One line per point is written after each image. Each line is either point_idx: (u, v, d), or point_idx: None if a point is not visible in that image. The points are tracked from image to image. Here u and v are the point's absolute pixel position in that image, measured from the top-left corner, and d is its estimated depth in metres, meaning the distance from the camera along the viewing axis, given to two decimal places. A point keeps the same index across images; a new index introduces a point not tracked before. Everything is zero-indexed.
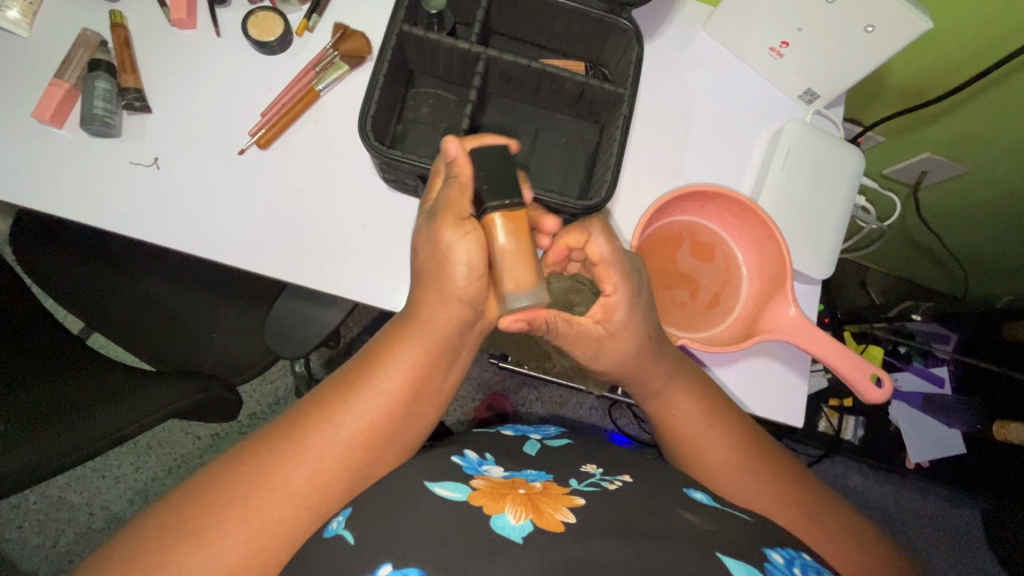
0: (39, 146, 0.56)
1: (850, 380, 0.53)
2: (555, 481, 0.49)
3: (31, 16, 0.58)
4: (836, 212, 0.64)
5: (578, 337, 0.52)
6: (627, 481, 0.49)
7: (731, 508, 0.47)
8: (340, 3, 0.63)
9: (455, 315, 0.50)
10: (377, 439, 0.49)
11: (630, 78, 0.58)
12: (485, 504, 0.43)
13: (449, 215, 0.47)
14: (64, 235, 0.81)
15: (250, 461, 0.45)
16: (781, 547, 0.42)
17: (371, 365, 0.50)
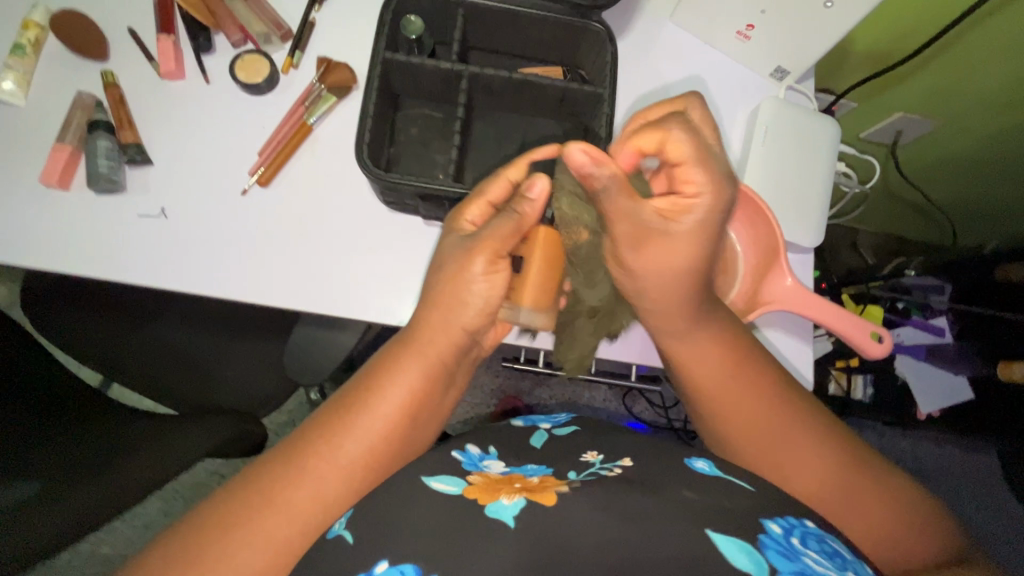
0: (49, 210, 0.58)
1: (851, 338, 0.56)
2: (554, 475, 0.46)
3: (25, 85, 0.60)
4: (820, 181, 0.66)
5: (645, 232, 0.47)
6: (627, 467, 0.46)
7: (732, 477, 0.45)
8: (321, 38, 0.65)
9: (455, 332, 0.54)
10: (377, 461, 0.49)
11: (607, 76, 0.61)
12: (479, 497, 0.43)
13: (489, 245, 0.52)
14: (78, 293, 0.83)
15: (255, 485, 0.47)
16: (781, 517, 0.40)
17: (368, 390, 0.51)
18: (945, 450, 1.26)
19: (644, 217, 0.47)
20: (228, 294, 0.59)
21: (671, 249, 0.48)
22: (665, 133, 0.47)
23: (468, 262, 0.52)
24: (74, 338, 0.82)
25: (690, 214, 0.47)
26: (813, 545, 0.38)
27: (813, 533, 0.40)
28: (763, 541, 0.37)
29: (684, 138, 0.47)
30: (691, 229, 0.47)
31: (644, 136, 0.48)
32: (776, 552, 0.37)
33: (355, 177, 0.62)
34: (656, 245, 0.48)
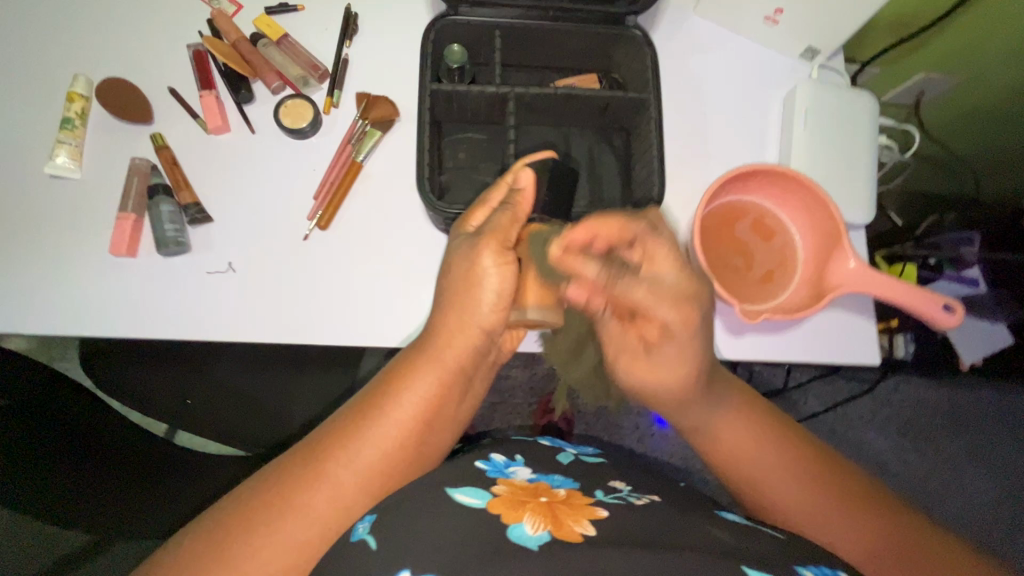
0: (120, 278, 0.59)
1: (918, 313, 0.57)
2: (580, 490, 0.51)
3: (78, 157, 0.60)
4: (865, 158, 0.67)
5: (624, 356, 0.52)
6: (655, 499, 0.51)
7: (762, 527, 0.48)
8: (357, 73, 0.65)
9: (473, 334, 0.55)
10: (396, 467, 0.51)
11: (649, 81, 0.61)
12: (503, 512, 0.46)
13: (495, 239, 0.53)
14: (128, 346, 0.81)
15: (276, 493, 0.46)
16: (815, 566, 0.43)
17: (387, 396, 0.52)
18: (999, 398, 1.24)
19: (623, 333, 0.52)
20: (305, 339, 0.60)
21: (660, 371, 0.51)
22: (631, 291, 0.48)
23: (477, 256, 0.53)
24: (132, 393, 0.80)
25: (667, 342, 0.49)
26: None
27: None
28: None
29: (644, 291, 0.48)
30: (672, 360, 0.50)
31: (585, 262, 0.50)
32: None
33: (410, 210, 0.63)
34: (643, 366, 0.52)
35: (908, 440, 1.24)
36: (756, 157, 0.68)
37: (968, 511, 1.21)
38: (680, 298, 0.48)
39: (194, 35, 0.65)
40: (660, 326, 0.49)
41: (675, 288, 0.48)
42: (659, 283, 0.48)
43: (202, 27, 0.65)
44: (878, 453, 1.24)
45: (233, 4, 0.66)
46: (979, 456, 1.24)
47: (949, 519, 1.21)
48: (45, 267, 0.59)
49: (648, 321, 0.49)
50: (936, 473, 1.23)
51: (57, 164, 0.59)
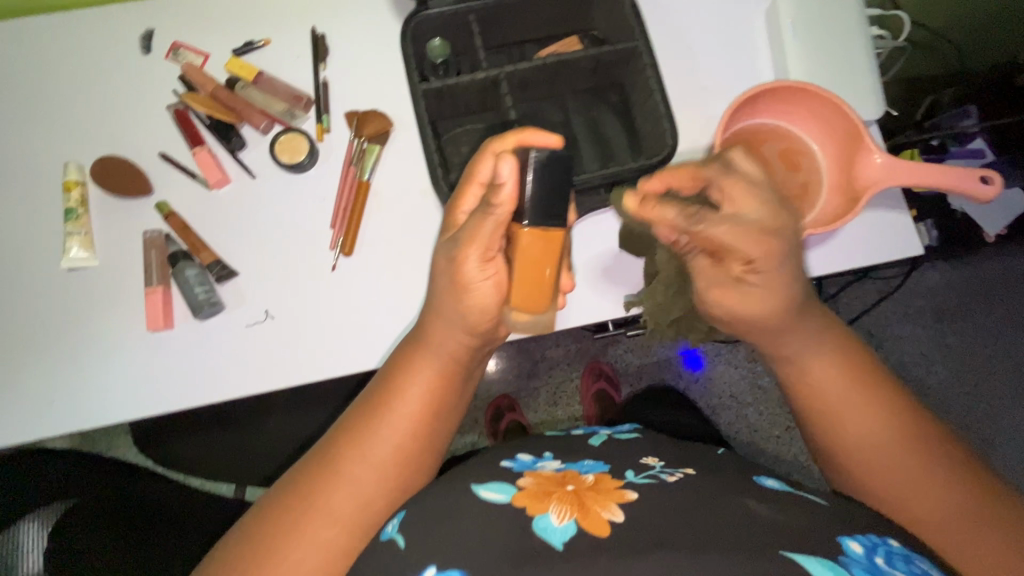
0: (163, 352, 0.59)
1: (958, 191, 0.55)
2: (610, 473, 0.49)
3: (90, 245, 0.60)
4: (862, 50, 0.65)
5: (715, 288, 0.47)
6: (689, 472, 0.49)
7: (804, 493, 0.47)
8: (341, 93, 0.64)
9: (457, 340, 0.53)
10: (409, 461, 0.51)
11: (634, 27, 0.60)
12: (529, 505, 0.44)
13: (476, 245, 0.48)
14: (176, 418, 0.81)
15: (298, 497, 0.48)
16: (862, 535, 0.42)
17: (392, 390, 0.52)
18: None
19: (716, 271, 0.46)
20: (361, 366, 0.60)
21: (762, 302, 0.46)
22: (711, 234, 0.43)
23: (461, 262, 0.49)
24: (196, 462, 0.80)
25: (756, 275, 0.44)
26: (900, 565, 0.40)
27: (899, 552, 0.41)
28: (849, 563, 0.38)
29: (726, 230, 0.42)
30: (780, 283, 0.45)
31: (665, 207, 0.45)
32: (861, 570, 0.38)
33: (428, 214, 0.62)
34: (732, 298, 0.46)
35: (946, 323, 1.24)
36: (754, 78, 0.67)
37: (1019, 376, 1.23)
38: (765, 231, 0.43)
39: (169, 95, 0.64)
40: (746, 264, 0.44)
41: (758, 223, 0.43)
42: (746, 219, 0.43)
43: (175, 85, 0.64)
44: (920, 343, 1.24)
45: (199, 54, 0.65)
46: (1020, 321, 1.24)
47: (1000, 388, 1.23)
48: (90, 359, 0.58)
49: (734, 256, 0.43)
50: (980, 348, 1.24)
51: (72, 257, 0.59)
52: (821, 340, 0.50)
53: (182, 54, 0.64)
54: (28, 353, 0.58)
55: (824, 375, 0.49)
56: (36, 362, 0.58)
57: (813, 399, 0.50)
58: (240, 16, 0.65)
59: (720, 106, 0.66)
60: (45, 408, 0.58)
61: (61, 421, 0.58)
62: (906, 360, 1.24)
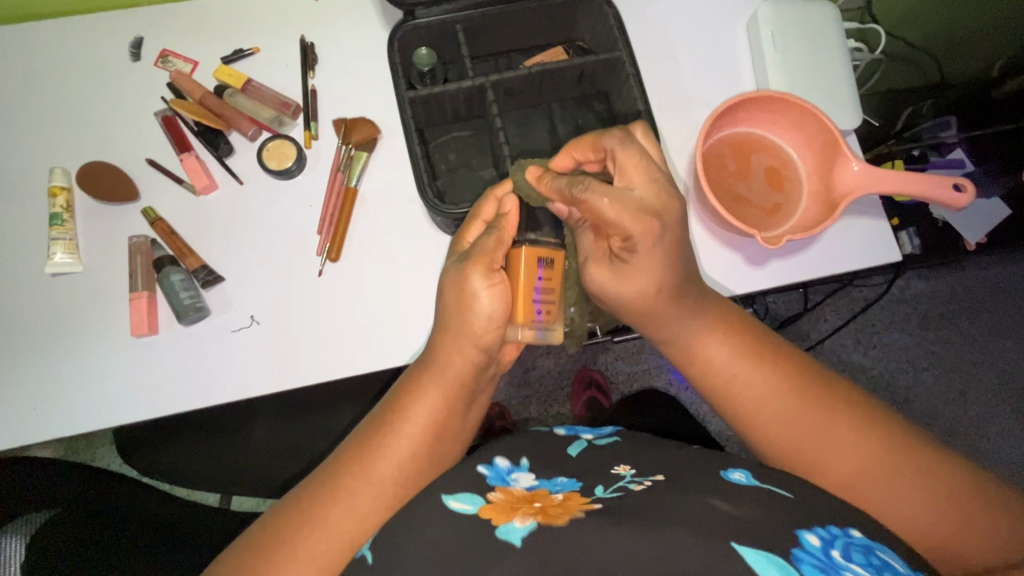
0: (145, 358, 0.59)
1: (931, 198, 0.57)
2: (580, 490, 0.49)
3: (75, 250, 0.60)
4: (839, 62, 0.67)
5: (593, 260, 0.53)
6: (659, 479, 0.49)
7: (771, 487, 0.47)
8: (329, 101, 0.65)
9: (456, 367, 0.53)
10: (410, 485, 0.51)
11: (618, 38, 0.62)
12: (495, 518, 0.45)
13: (482, 263, 0.52)
14: (160, 426, 0.80)
15: (296, 513, 0.48)
16: (822, 528, 0.42)
17: (397, 414, 0.52)
18: (1009, 269, 1.26)
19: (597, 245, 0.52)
20: (348, 372, 0.60)
21: (640, 276, 0.50)
22: (593, 201, 0.45)
23: (466, 278, 0.52)
24: (181, 472, 0.79)
25: (633, 252, 0.48)
26: (857, 558, 0.39)
27: (858, 543, 0.41)
28: (798, 556, 0.38)
29: (609, 201, 0.45)
30: (653, 263, 0.49)
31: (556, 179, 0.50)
32: (812, 565, 0.38)
33: (415, 222, 0.63)
34: (606, 271, 0.52)
35: (931, 331, 1.26)
36: (735, 88, 0.68)
37: (1003, 382, 1.25)
38: (643, 211, 0.46)
39: (157, 102, 0.64)
40: (623, 239, 0.47)
41: (641, 201, 0.47)
42: (629, 193, 0.47)
43: (163, 92, 0.64)
44: (906, 350, 1.26)
45: (188, 61, 0.65)
46: (1002, 330, 1.26)
47: (984, 396, 1.25)
48: (73, 364, 0.58)
49: (613, 233, 0.47)
50: (964, 356, 1.26)
51: (57, 262, 0.58)
52: (703, 315, 0.54)
53: (171, 62, 0.65)
54: (9, 359, 0.58)
55: (725, 358, 0.53)
56: (19, 368, 0.58)
57: (718, 377, 0.53)
58: (230, 25, 0.66)
59: (702, 115, 0.67)
60: (26, 414, 0.57)
61: (42, 428, 0.57)
62: (893, 368, 1.25)
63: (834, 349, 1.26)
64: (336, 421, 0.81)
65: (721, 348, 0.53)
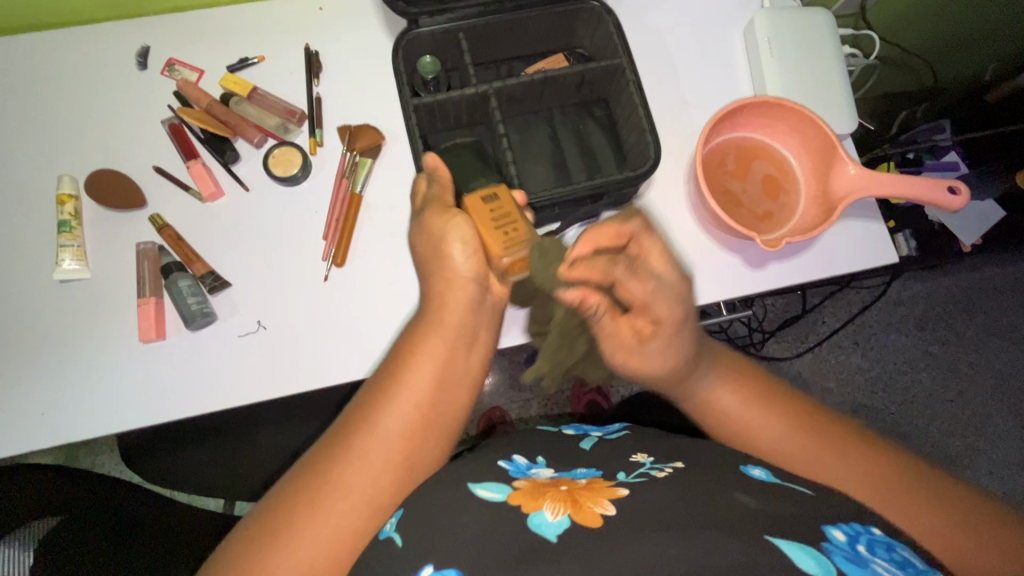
0: (152, 363, 0.59)
1: (926, 201, 0.58)
2: (602, 476, 0.50)
3: (83, 257, 0.60)
4: (835, 66, 0.69)
5: (614, 342, 0.55)
6: (678, 467, 0.50)
7: (791, 483, 0.47)
8: (333, 108, 0.66)
9: (450, 323, 0.55)
10: (421, 436, 0.51)
11: (618, 45, 0.63)
12: (524, 503, 0.45)
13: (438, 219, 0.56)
14: (164, 432, 0.80)
15: (310, 473, 0.47)
16: (845, 524, 0.42)
17: (403, 364, 0.52)
18: (1004, 270, 1.27)
19: (614, 324, 0.55)
20: (354, 377, 0.61)
21: (656, 363, 0.55)
22: (631, 284, 0.54)
23: (430, 231, 0.56)
24: (185, 477, 0.79)
25: (657, 335, 0.54)
26: (881, 552, 0.40)
27: (880, 539, 0.41)
28: (829, 548, 0.38)
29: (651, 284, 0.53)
30: (678, 341, 0.54)
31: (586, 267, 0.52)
32: (842, 557, 0.38)
33: None
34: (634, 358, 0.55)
35: (929, 332, 1.27)
36: (733, 93, 0.70)
37: (1000, 381, 1.26)
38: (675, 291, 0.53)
39: (163, 110, 0.65)
40: (653, 322, 0.54)
41: (671, 285, 0.53)
42: (661, 279, 0.53)
43: (170, 100, 0.65)
44: (905, 351, 1.27)
45: (194, 70, 0.66)
46: (999, 329, 1.28)
47: (983, 396, 1.26)
48: (80, 370, 0.59)
49: (642, 314, 0.55)
50: (962, 357, 1.27)
51: (65, 269, 0.59)
52: (715, 367, 0.57)
53: (177, 70, 0.66)
54: (17, 366, 0.58)
55: (730, 403, 0.55)
56: (26, 375, 0.58)
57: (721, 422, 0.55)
58: (235, 34, 0.67)
59: (700, 120, 0.69)
60: (35, 420, 0.57)
61: (51, 433, 0.57)
62: (891, 369, 1.26)
63: (833, 351, 1.27)
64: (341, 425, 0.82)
65: (727, 393, 0.55)
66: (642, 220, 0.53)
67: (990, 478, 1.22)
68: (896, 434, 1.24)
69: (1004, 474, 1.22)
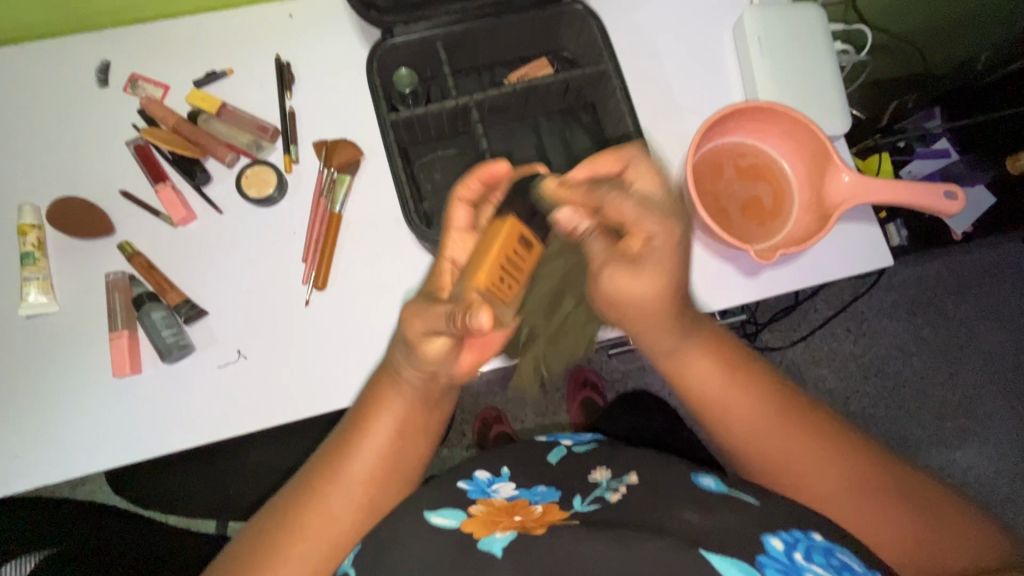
0: (127, 400, 0.57)
1: (924, 206, 0.56)
2: (558, 503, 0.48)
3: (50, 289, 0.57)
4: (827, 65, 0.66)
5: (610, 267, 0.50)
6: (632, 484, 0.49)
7: (740, 493, 0.47)
8: (307, 121, 0.63)
9: (414, 382, 0.52)
10: (382, 484, 0.51)
11: (603, 50, 0.60)
12: (473, 530, 0.45)
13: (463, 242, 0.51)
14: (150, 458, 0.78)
15: (277, 516, 0.49)
16: (784, 530, 0.42)
17: (365, 416, 0.52)
18: (992, 254, 1.28)
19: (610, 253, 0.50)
20: (338, 405, 0.59)
21: (644, 284, 0.49)
22: (620, 202, 0.46)
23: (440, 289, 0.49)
24: (173, 502, 0.77)
25: (651, 253, 0.48)
26: (818, 559, 0.39)
27: (818, 545, 0.40)
28: (763, 561, 0.38)
29: (631, 203, 0.46)
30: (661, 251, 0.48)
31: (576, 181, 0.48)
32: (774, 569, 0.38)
33: (402, 247, 0.61)
34: (621, 273, 0.50)
35: (919, 317, 1.27)
36: (723, 94, 0.67)
37: (989, 364, 1.26)
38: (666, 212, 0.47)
39: (128, 130, 0.62)
40: (645, 238, 0.47)
41: (665, 203, 0.47)
42: (651, 199, 0.47)
43: (135, 119, 0.62)
44: (896, 336, 1.27)
45: (158, 86, 0.63)
46: (988, 313, 1.28)
47: (971, 379, 1.26)
48: (52, 409, 0.56)
49: (633, 232, 0.47)
50: (951, 340, 1.27)
51: (32, 303, 0.56)
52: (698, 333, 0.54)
53: (141, 86, 0.62)
54: None
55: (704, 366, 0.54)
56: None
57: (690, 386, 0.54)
58: (200, 46, 0.64)
59: (689, 123, 0.66)
60: (7, 463, 0.55)
61: (25, 474, 0.55)
62: (883, 354, 1.27)
63: (826, 340, 1.27)
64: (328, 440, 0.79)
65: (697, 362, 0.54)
66: (640, 149, 0.49)
67: (979, 459, 1.23)
68: (887, 419, 1.24)
69: (992, 455, 1.23)
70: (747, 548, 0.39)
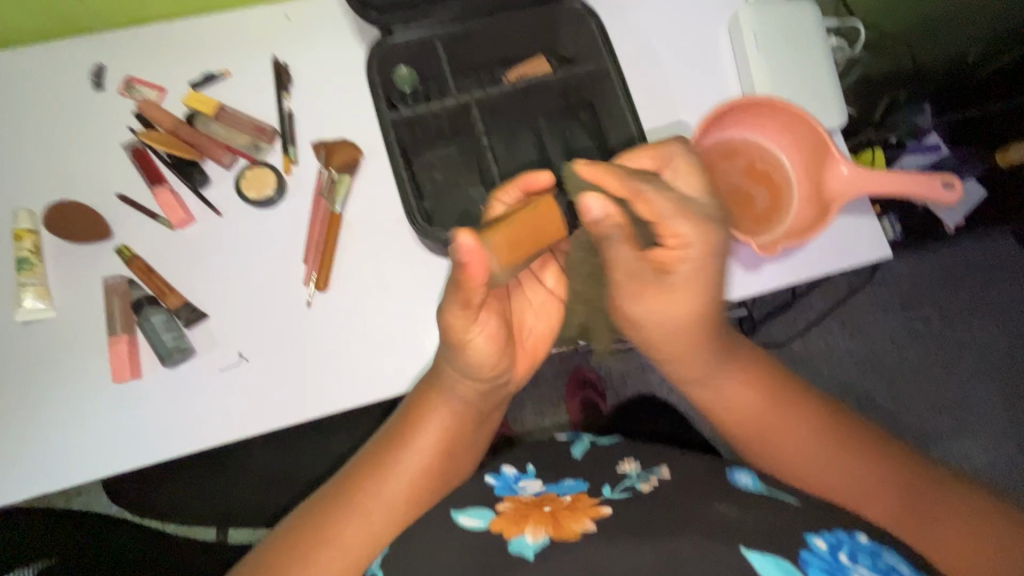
0: (128, 405, 0.56)
1: (924, 195, 0.56)
2: (588, 492, 0.49)
3: (47, 294, 0.57)
4: (822, 60, 0.67)
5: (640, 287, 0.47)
6: (664, 478, 0.49)
7: (777, 491, 0.47)
8: (305, 123, 0.63)
9: (462, 396, 0.51)
10: (420, 501, 0.50)
11: (602, 46, 0.61)
12: (507, 531, 0.44)
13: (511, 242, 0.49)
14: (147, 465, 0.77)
15: (309, 528, 0.47)
16: (828, 532, 0.42)
17: (410, 428, 0.51)
18: (983, 247, 1.29)
19: (638, 264, 0.45)
20: (340, 406, 0.58)
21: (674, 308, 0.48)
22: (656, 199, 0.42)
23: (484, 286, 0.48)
24: (173, 509, 0.76)
25: (686, 263, 0.45)
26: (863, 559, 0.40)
27: (863, 547, 0.41)
28: (806, 559, 0.39)
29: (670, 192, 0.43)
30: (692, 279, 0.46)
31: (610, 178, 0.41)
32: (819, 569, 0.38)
33: (402, 247, 0.61)
34: (656, 297, 0.48)
35: (915, 310, 1.29)
36: (720, 89, 0.68)
37: (984, 356, 1.28)
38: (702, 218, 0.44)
39: (124, 133, 0.61)
40: (678, 245, 0.44)
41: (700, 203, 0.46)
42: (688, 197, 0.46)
43: (131, 122, 0.61)
44: (892, 330, 1.28)
45: (154, 88, 0.62)
46: (981, 305, 1.29)
47: (967, 370, 1.27)
48: (48, 417, 0.55)
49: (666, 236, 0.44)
50: (946, 333, 1.28)
51: (28, 309, 0.56)
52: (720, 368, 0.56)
53: (136, 89, 0.62)
54: None
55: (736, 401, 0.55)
56: None
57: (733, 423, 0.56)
58: (196, 48, 0.63)
59: (687, 119, 0.67)
60: (4, 472, 0.54)
61: (17, 484, 0.54)
62: (879, 348, 1.27)
63: (823, 334, 1.27)
64: (329, 443, 0.78)
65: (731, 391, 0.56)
66: (682, 146, 0.49)
67: (977, 449, 1.24)
68: (887, 411, 1.25)
69: (989, 446, 1.24)
70: (762, 540, 0.39)
